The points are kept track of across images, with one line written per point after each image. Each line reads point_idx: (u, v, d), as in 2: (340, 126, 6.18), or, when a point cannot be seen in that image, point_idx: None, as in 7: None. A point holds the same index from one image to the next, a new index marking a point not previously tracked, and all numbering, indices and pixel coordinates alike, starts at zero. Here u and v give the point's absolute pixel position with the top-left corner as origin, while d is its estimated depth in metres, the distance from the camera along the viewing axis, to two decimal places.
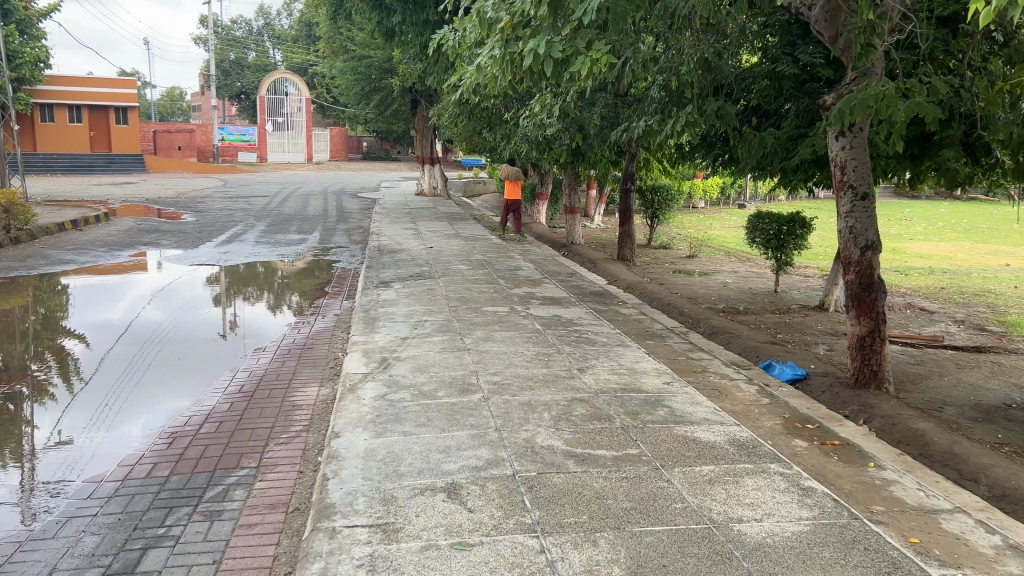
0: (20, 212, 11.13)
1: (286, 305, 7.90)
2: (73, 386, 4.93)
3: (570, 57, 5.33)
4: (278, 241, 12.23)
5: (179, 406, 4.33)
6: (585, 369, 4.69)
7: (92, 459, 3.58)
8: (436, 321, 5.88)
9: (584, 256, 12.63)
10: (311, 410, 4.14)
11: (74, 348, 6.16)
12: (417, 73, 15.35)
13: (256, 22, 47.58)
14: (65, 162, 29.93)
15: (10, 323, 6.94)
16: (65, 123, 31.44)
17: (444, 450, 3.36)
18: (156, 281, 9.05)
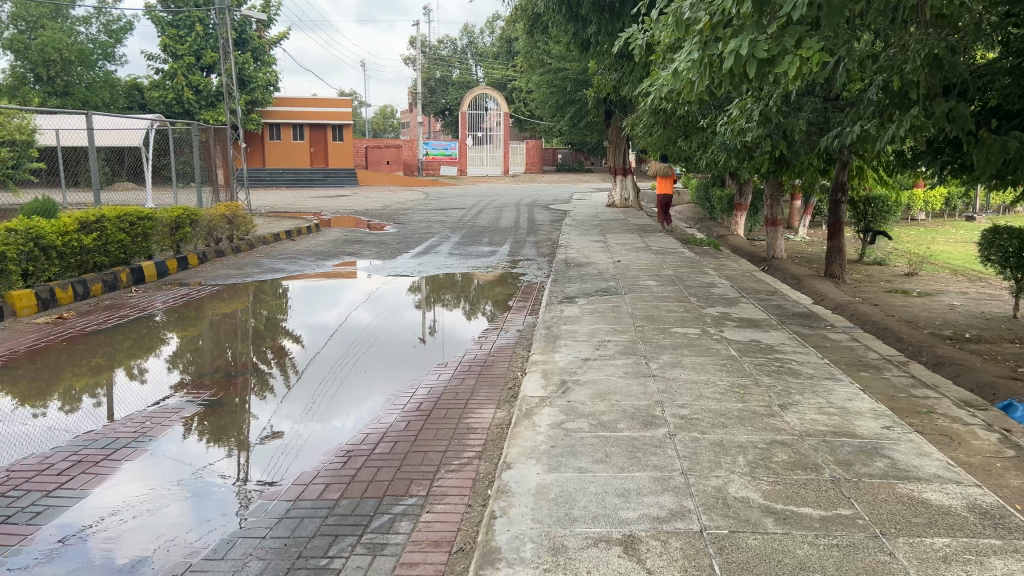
0: (242, 223, 12.07)
1: (481, 313, 7.90)
2: (289, 381, 5.28)
3: (777, 58, 4.82)
4: (470, 252, 12.43)
5: (358, 422, 4.30)
6: (787, 406, 4.17)
7: (275, 470, 3.61)
8: (620, 343, 5.54)
9: (786, 272, 11.76)
10: (485, 434, 3.97)
11: (292, 347, 6.47)
12: (612, 83, 15.10)
13: (461, 40, 49.57)
14: (289, 176, 32.71)
15: (232, 323, 7.42)
16: (289, 140, 34.40)
17: (622, 494, 3.03)
18: (365, 285, 9.46)
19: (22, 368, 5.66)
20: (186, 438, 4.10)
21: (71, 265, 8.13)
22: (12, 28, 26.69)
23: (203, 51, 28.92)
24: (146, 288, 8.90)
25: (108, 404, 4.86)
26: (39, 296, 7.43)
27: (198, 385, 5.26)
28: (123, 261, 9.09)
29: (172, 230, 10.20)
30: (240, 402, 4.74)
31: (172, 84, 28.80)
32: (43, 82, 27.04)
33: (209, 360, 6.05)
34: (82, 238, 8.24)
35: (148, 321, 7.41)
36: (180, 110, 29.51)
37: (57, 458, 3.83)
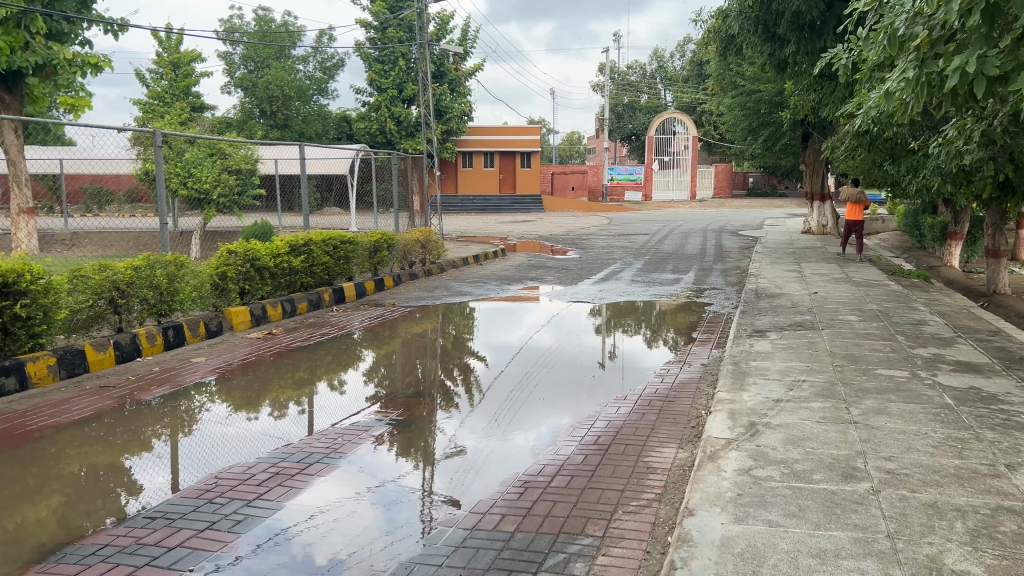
0: (434, 247, 12.58)
1: (663, 341, 7.68)
2: (471, 399, 5.40)
3: (1011, 74, 4.29)
4: (654, 280, 12.19)
5: (537, 450, 4.27)
6: (1016, 466, 3.66)
7: (455, 493, 3.66)
8: (817, 384, 5.15)
9: (1011, 309, 10.51)
10: (666, 475, 3.79)
11: (475, 366, 6.59)
12: (810, 105, 14.34)
13: (651, 65, 49.28)
14: (478, 202, 33.92)
15: (421, 342, 7.70)
16: (480, 167, 35.71)
17: (817, 554, 2.77)
18: (547, 309, 9.52)
19: (236, 378, 6.17)
20: (374, 454, 4.26)
21: (281, 284, 8.81)
22: (243, 69, 29.72)
23: (405, 84, 30.69)
24: (346, 307, 9.47)
25: (308, 413, 5.21)
26: (253, 312, 8.10)
27: (387, 401, 5.47)
28: (326, 282, 9.74)
29: (371, 253, 10.81)
30: (426, 422, 4.87)
31: (377, 116, 30.82)
32: (267, 116, 29.83)
33: (398, 376, 6.30)
34: (292, 260, 8.91)
35: (345, 338, 7.86)
36: (382, 140, 31.56)
37: (259, 468, 4.09)
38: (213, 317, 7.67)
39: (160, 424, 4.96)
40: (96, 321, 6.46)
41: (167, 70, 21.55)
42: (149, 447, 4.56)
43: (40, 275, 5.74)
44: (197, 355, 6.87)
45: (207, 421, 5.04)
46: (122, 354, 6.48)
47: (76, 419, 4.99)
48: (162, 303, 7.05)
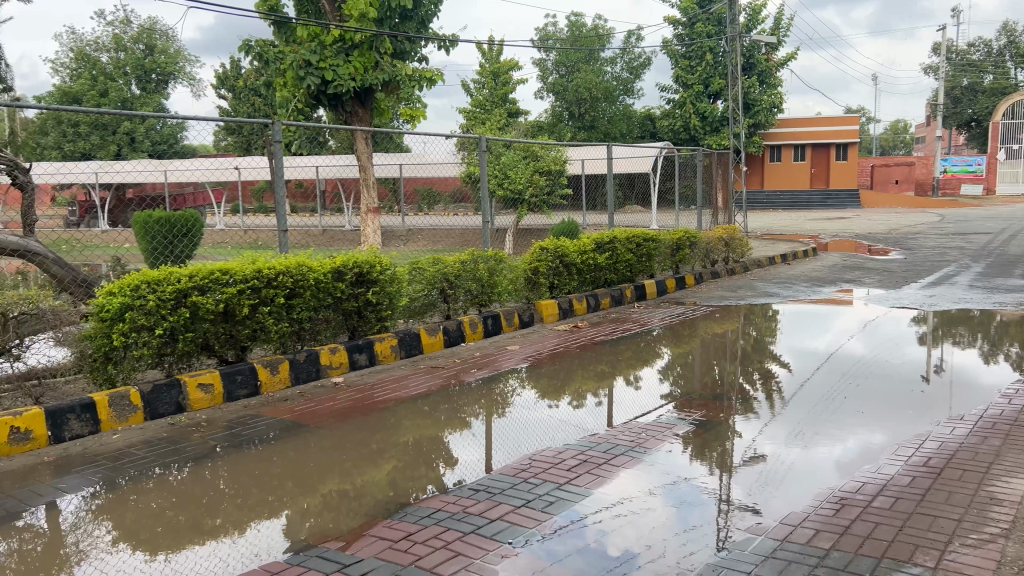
0: (738, 246, 12.19)
1: (1005, 357, 6.73)
2: (774, 406, 5.19)
3: None
4: (996, 285, 10.70)
5: (850, 465, 3.99)
6: None
7: (762, 501, 3.54)
8: None
9: None
10: (1013, 509, 3.33)
11: (778, 371, 6.31)
12: None
13: (998, 40, 43.13)
14: (786, 199, 32.32)
15: (722, 343, 7.54)
16: (790, 162, 33.93)
17: None
18: (862, 314, 8.81)
19: (545, 367, 6.53)
20: (678, 452, 4.28)
21: (588, 280, 9.11)
22: (555, 73, 31.19)
23: (712, 79, 30.11)
24: (648, 304, 9.55)
25: (608, 406, 5.37)
26: (561, 306, 8.50)
27: (686, 401, 5.45)
28: (629, 279, 9.90)
29: (674, 251, 10.78)
30: (729, 424, 4.78)
31: (682, 113, 30.65)
32: (575, 118, 30.98)
33: (697, 376, 6.24)
34: (599, 257, 9.17)
35: (647, 335, 7.95)
36: (687, 136, 31.32)
37: (567, 455, 4.30)
38: (525, 308, 8.18)
39: (477, 405, 5.43)
40: (428, 308, 7.21)
41: (488, 80, 22.90)
42: (468, 424, 5.01)
43: (387, 266, 6.51)
44: (510, 343, 7.38)
45: (518, 406, 5.41)
46: (449, 339, 7.17)
47: (411, 394, 5.63)
48: (483, 294, 7.64)
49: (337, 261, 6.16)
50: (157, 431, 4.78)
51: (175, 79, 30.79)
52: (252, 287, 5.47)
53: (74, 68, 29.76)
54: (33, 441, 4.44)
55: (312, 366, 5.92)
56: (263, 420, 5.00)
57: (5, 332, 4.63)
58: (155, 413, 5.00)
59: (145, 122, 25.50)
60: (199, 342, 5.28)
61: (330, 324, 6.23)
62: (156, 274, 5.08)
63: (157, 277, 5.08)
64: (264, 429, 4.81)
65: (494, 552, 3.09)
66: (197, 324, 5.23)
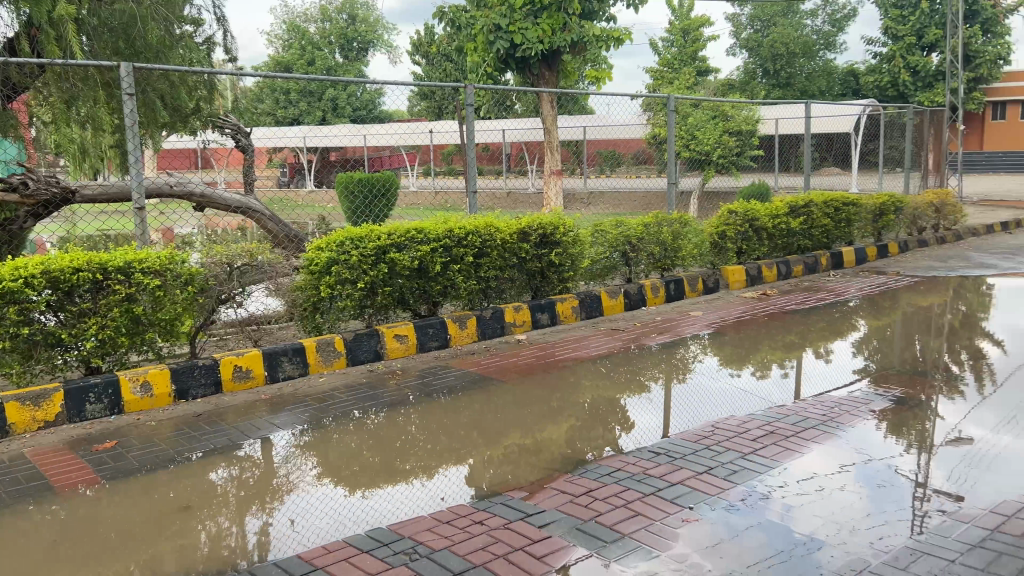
0: (951, 212, 10.90)
1: None
2: (984, 389, 4.85)
3: None
4: None
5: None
6: None
7: (968, 486, 3.32)
8: None
9: None
10: None
11: (990, 352, 5.91)
12: None
13: None
14: (1011, 161, 29.16)
15: (928, 316, 7.08)
16: (1017, 119, 30.64)
17: None
18: None
19: (730, 334, 6.34)
20: (872, 430, 4.06)
21: (779, 246, 8.65)
22: (750, 29, 29.86)
23: (927, 29, 27.52)
24: (844, 274, 8.88)
25: (796, 378, 5.19)
26: (749, 272, 8.17)
27: (884, 377, 5.22)
28: (824, 245, 9.23)
29: (874, 217, 9.80)
30: (926, 406, 4.50)
31: (890, 67, 28.36)
32: (770, 75, 29.49)
33: (896, 352, 5.95)
34: (792, 222, 8.57)
35: (841, 305, 7.52)
36: (895, 93, 28.92)
37: (753, 424, 4.19)
38: (710, 274, 7.94)
39: (658, 369, 5.39)
40: (611, 270, 7.20)
41: (677, 37, 21.78)
42: (648, 388, 4.99)
43: (571, 228, 6.54)
44: (693, 309, 7.22)
45: (700, 371, 5.33)
46: (631, 302, 7.14)
47: (593, 355, 5.69)
48: (667, 257, 7.48)
49: (522, 221, 6.26)
50: (356, 376, 5.16)
51: (375, 47, 32.43)
52: (444, 245, 5.71)
53: (285, 39, 31.94)
54: (253, 378, 4.92)
55: (497, 323, 6.11)
56: (452, 371, 5.25)
57: (231, 280, 5.00)
58: (355, 360, 5.38)
59: (347, 88, 26.98)
60: (395, 297, 5.61)
61: (516, 283, 6.38)
62: (358, 231, 5.41)
63: (360, 234, 5.40)
64: (451, 381, 5.06)
65: (675, 516, 3.08)
66: (393, 279, 5.56)
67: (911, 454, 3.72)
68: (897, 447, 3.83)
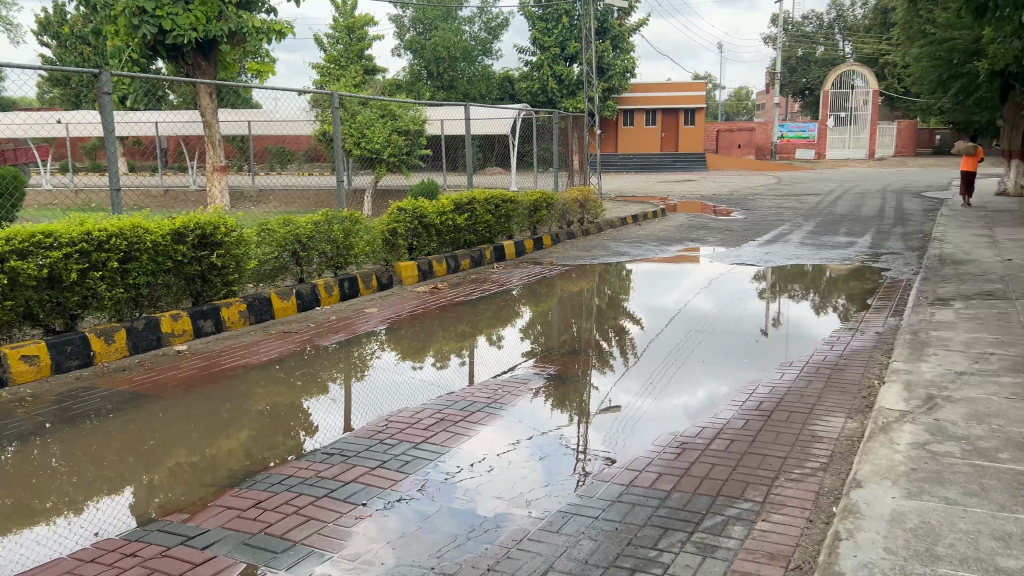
0: (593, 207, 12.21)
1: (831, 308, 7.52)
2: (628, 361, 5.54)
3: None
4: (824, 243, 11.41)
5: (692, 412, 4.24)
6: None
7: (618, 447, 3.76)
8: (1007, 357, 4.85)
9: None
10: (833, 445, 3.62)
11: (633, 328, 6.77)
12: (1014, 52, 13.20)
13: (828, 14, 44.95)
14: (639, 161, 33.60)
15: (581, 301, 7.88)
16: (642, 125, 35.38)
17: (1002, 537, 2.62)
18: (708, 271, 9.45)
19: (404, 329, 6.48)
20: (536, 408, 4.41)
21: (447, 241, 8.99)
22: (412, 32, 30.91)
23: (568, 42, 30.61)
24: (506, 264, 9.50)
25: (470, 365, 5.47)
26: (420, 268, 8.38)
27: (547, 357, 5.71)
28: (488, 239, 9.76)
29: (531, 212, 10.63)
30: (583, 379, 5.00)
31: (540, 75, 31.17)
32: (434, 78, 30.83)
33: (557, 334, 6.54)
34: (456, 217, 9.00)
35: (506, 295, 8.07)
36: (544, 99, 31.83)
37: (425, 414, 4.32)
38: (383, 270, 8.00)
39: (335, 368, 5.33)
40: (280, 271, 6.97)
41: (343, 35, 21.82)
42: (326, 388, 4.92)
43: (233, 228, 6.22)
44: (367, 306, 7.25)
45: (377, 367, 5.37)
46: (304, 303, 6.96)
47: (264, 360, 5.46)
48: (338, 256, 7.45)
49: (176, 221, 5.82)
50: None
51: None
52: (81, 250, 5.11)
53: None
54: None
55: (153, 333, 5.60)
56: (100, 393, 4.69)
57: None
58: None
59: None
60: (20, 311, 4.88)
61: (172, 289, 5.90)
62: None
63: None
64: (101, 403, 4.52)
65: (348, 515, 3.07)
66: (17, 291, 4.84)
67: (569, 425, 4.10)
68: (559, 420, 4.20)
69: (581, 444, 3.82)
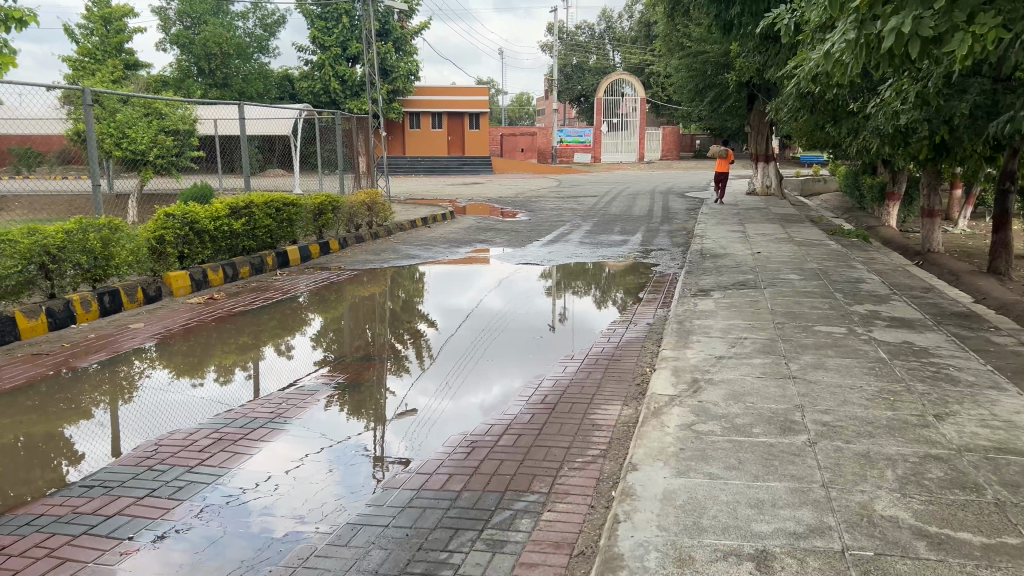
0: (381, 210, 12.05)
1: (610, 302, 7.98)
2: (422, 363, 5.54)
3: (943, 36, 4.44)
4: (601, 241, 12.10)
5: (484, 410, 4.31)
6: (943, 416, 3.84)
7: (416, 450, 3.75)
8: (758, 340, 5.39)
9: (944, 268, 11.14)
10: (612, 432, 3.82)
11: (427, 330, 6.78)
12: (756, 65, 14.76)
13: (598, 25, 47.80)
14: (427, 164, 33.80)
15: (371, 305, 7.76)
16: (428, 128, 35.63)
17: (756, 505, 2.89)
18: (498, 271, 9.69)
19: (177, 344, 6.03)
20: (325, 419, 4.28)
21: (224, 248, 8.50)
22: (179, 25, 29.02)
23: (349, 43, 30.36)
24: (290, 271, 9.13)
25: (255, 378, 5.20)
26: (194, 278, 7.83)
27: (339, 365, 5.56)
28: (269, 245, 9.32)
29: (316, 216, 10.31)
30: (376, 385, 4.93)
31: (321, 75, 30.46)
32: (206, 75, 29.16)
33: (348, 340, 6.39)
34: (232, 223, 8.53)
35: (292, 302, 7.77)
36: (326, 100, 31.14)
37: (200, 435, 4.04)
38: (150, 282, 7.41)
39: (98, 391, 4.85)
40: (25, 286, 6.23)
41: (97, 26, 20.07)
42: (88, 413, 4.45)
43: None
44: (134, 321, 6.67)
45: (147, 387, 4.95)
46: (56, 321, 6.27)
47: (8, 387, 4.84)
48: (96, 267, 6.79)
49: None
50: None
51: None
52: None
53: None
54: None
55: None
56: None
57: None
58: None
59: None
60: None
61: None
62: None
63: None
64: None
65: (112, 552, 2.79)
66: None
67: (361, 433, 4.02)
68: (352, 429, 4.11)
69: (374, 452, 3.76)
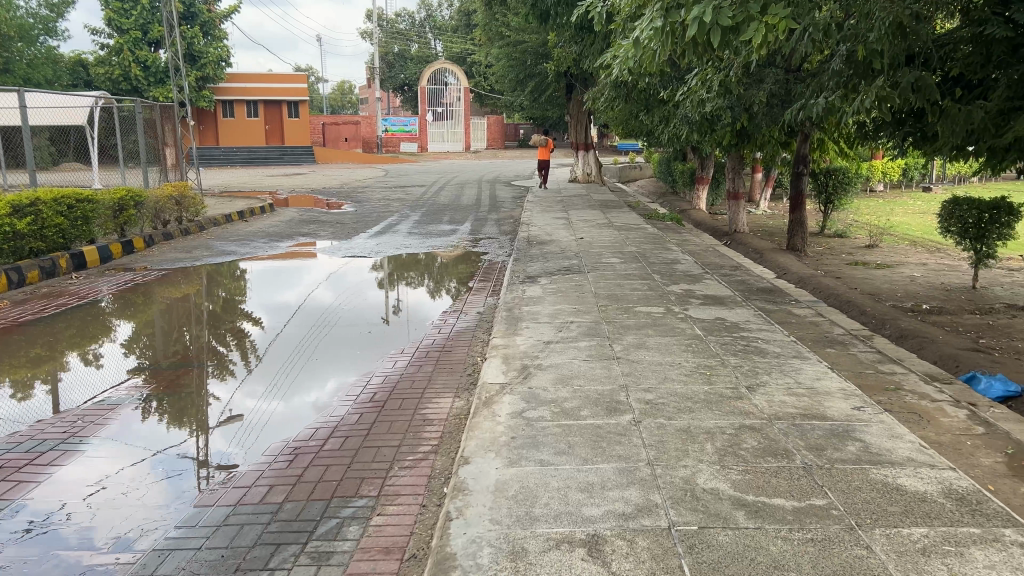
0: (191, 204, 11.25)
1: (444, 291, 7.90)
2: (248, 366, 5.19)
3: (741, 26, 4.70)
4: (429, 231, 12.00)
5: (314, 410, 4.09)
6: (755, 387, 4.07)
7: (241, 457, 3.49)
8: (583, 323, 5.49)
9: (748, 246, 11.98)
10: (443, 426, 3.72)
11: (252, 330, 6.38)
12: (572, 55, 15.18)
13: (418, 13, 47.54)
14: (244, 154, 32.19)
15: (188, 306, 7.23)
16: (243, 117, 33.92)
17: (585, 488, 2.90)
18: (328, 264, 9.35)
19: None
20: (131, 433, 3.88)
21: (5, 251, 7.60)
22: None
23: (150, 26, 28.34)
24: (88, 273, 8.30)
25: (49, 393, 4.65)
26: None
27: (157, 371, 5.13)
28: (61, 246, 8.43)
29: (115, 212, 9.46)
30: (194, 392, 4.56)
31: (119, 60, 28.19)
32: None
33: (164, 345, 5.91)
34: (15, 223, 7.64)
35: (93, 308, 7.07)
36: (127, 87, 28.89)
37: None
38: None
39: None
40: None
41: None
42: None
43: None
44: None
45: None
46: None
47: None
48: None
49: None
50: None
51: None
52: None
53: None
54: None
55: None
56: None
57: None
58: None
59: None
60: None
61: None
62: None
63: None
64: None
65: None
66: None
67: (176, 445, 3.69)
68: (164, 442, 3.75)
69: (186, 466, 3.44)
